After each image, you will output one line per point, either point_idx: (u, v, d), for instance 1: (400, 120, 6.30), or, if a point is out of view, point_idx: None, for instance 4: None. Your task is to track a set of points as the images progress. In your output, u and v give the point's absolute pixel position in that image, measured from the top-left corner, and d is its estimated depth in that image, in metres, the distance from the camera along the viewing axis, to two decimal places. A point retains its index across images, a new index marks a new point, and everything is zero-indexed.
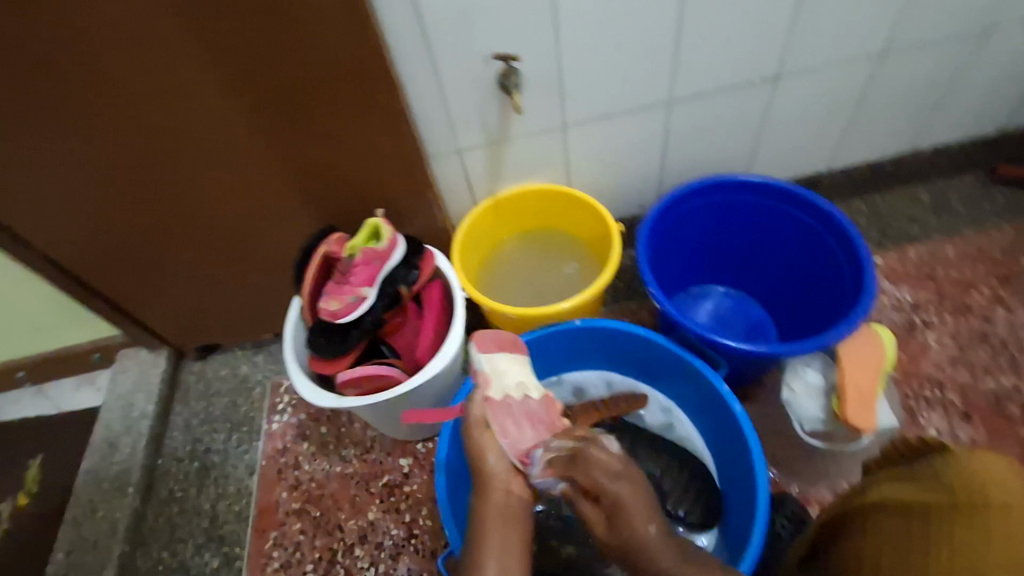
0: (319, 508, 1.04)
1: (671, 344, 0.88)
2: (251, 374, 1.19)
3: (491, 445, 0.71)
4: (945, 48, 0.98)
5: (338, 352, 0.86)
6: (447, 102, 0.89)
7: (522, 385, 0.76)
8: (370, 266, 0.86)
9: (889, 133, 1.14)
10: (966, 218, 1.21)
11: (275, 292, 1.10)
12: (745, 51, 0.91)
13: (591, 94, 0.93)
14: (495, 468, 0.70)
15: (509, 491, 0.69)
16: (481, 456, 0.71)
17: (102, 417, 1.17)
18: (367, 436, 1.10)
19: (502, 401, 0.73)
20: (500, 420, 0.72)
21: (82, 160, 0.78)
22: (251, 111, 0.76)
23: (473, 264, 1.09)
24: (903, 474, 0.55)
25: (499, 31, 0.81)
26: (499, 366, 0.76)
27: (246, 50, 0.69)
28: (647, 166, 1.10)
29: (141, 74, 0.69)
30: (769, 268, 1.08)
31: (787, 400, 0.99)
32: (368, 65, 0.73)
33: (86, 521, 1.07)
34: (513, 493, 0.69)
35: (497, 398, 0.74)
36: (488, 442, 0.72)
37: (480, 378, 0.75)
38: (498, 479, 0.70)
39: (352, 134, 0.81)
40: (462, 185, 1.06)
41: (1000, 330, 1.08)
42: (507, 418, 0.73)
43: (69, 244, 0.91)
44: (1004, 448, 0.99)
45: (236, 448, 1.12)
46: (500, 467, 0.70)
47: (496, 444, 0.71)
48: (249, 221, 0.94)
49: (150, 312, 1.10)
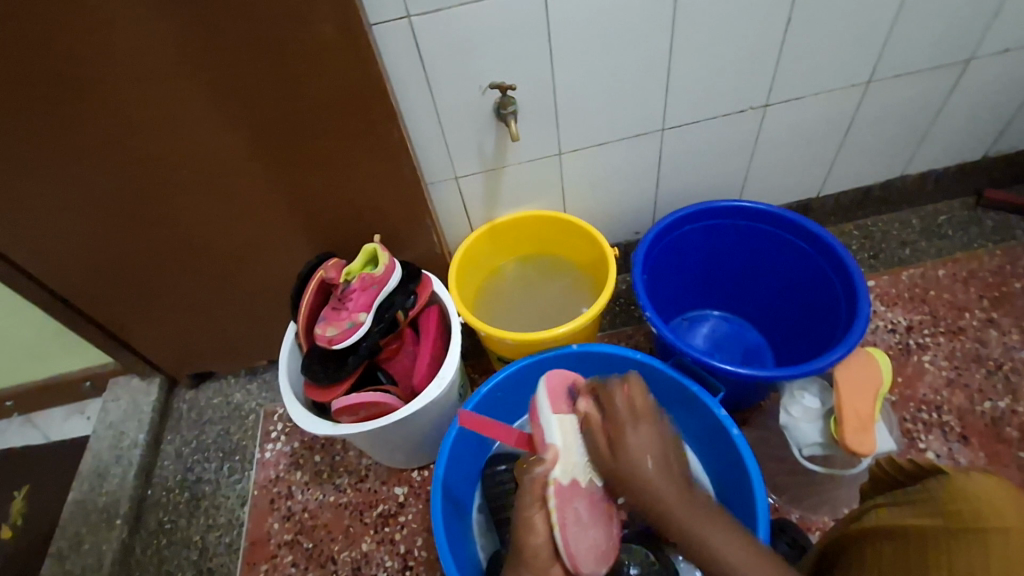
0: (312, 539, 1.02)
1: (666, 366, 0.89)
2: (244, 402, 1.18)
3: (542, 525, 0.72)
4: (929, 78, 1.01)
5: (335, 378, 0.85)
6: (445, 130, 0.91)
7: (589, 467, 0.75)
8: (367, 292, 0.85)
9: (879, 160, 1.17)
10: (955, 241, 1.23)
11: (271, 318, 1.09)
12: (735, 82, 0.94)
13: (585, 122, 0.95)
14: (540, 548, 0.72)
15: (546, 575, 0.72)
16: (529, 532, 0.72)
17: (91, 446, 1.14)
18: (362, 465, 1.08)
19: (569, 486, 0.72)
20: (562, 505, 0.72)
21: (80, 184, 0.79)
22: (250, 139, 0.77)
23: (471, 287, 1.10)
24: (903, 499, 0.55)
25: (496, 63, 0.83)
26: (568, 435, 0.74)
27: (244, 77, 0.70)
28: (642, 192, 1.11)
29: (142, 100, 0.70)
30: (763, 291, 1.08)
31: (785, 424, 0.95)
32: (364, 90, 0.74)
33: (72, 554, 1.04)
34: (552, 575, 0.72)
35: (564, 484, 0.72)
36: (540, 523, 0.72)
37: (550, 453, 0.72)
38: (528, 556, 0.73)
39: (350, 160, 0.82)
40: (459, 211, 1.06)
41: (994, 352, 1.09)
42: (569, 507, 0.72)
43: (62, 269, 0.91)
44: (1003, 471, 0.98)
45: (228, 477, 1.10)
46: (542, 551, 0.72)
47: (547, 526, 0.72)
48: (247, 246, 0.94)
49: (143, 339, 1.09)
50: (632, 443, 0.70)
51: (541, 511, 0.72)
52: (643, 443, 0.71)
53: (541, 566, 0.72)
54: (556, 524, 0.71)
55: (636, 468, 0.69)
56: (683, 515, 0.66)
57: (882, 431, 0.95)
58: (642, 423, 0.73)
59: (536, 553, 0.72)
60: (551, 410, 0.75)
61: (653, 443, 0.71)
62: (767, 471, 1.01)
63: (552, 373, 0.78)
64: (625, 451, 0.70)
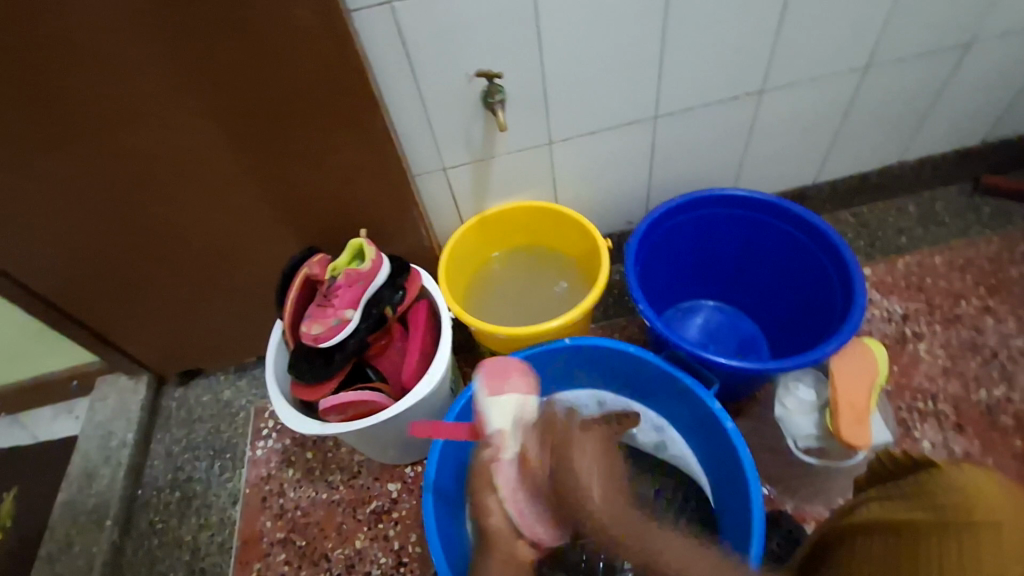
0: (305, 537, 1.01)
1: (659, 360, 0.87)
2: (235, 400, 1.17)
3: (492, 507, 0.73)
4: (926, 61, 0.98)
5: (322, 377, 0.84)
6: (432, 121, 0.88)
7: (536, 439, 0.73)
8: (354, 288, 0.83)
9: (877, 145, 1.15)
10: (952, 228, 1.21)
11: (259, 314, 1.08)
12: (728, 69, 0.92)
13: (577, 110, 0.93)
14: (496, 527, 0.72)
15: (508, 557, 0.71)
16: (484, 514, 0.73)
17: (80, 447, 1.13)
18: (354, 461, 1.07)
19: (509, 462, 0.72)
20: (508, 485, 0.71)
21: (55, 182, 0.76)
22: (230, 133, 0.75)
23: (461, 282, 1.08)
24: (888, 492, 0.55)
25: (484, 49, 0.80)
26: (506, 414, 0.75)
27: (222, 70, 0.67)
28: (634, 180, 1.09)
29: (113, 95, 0.67)
30: (759, 282, 1.07)
31: (779, 416, 0.95)
32: (349, 85, 0.72)
33: (62, 556, 1.03)
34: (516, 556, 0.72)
35: (507, 459, 0.72)
36: (494, 505, 0.73)
37: (493, 436, 0.74)
38: (499, 547, 0.72)
39: (335, 154, 0.80)
40: (448, 202, 1.04)
41: (990, 340, 1.08)
42: (515, 485, 0.71)
43: (41, 270, 0.89)
44: (999, 460, 0.98)
45: (219, 476, 1.09)
46: (503, 529, 0.72)
47: (497, 506, 0.72)
48: (232, 243, 0.92)
49: (129, 337, 1.07)
50: (574, 459, 0.67)
51: (494, 494, 0.73)
52: (589, 466, 0.67)
53: (507, 543, 0.72)
54: (505, 500, 0.71)
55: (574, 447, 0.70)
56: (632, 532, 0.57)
57: (878, 423, 0.94)
58: (587, 449, 0.70)
59: (500, 534, 0.72)
60: (488, 393, 0.77)
61: (597, 458, 0.69)
62: (761, 463, 1.00)
63: (488, 361, 0.81)
64: (568, 466, 0.67)
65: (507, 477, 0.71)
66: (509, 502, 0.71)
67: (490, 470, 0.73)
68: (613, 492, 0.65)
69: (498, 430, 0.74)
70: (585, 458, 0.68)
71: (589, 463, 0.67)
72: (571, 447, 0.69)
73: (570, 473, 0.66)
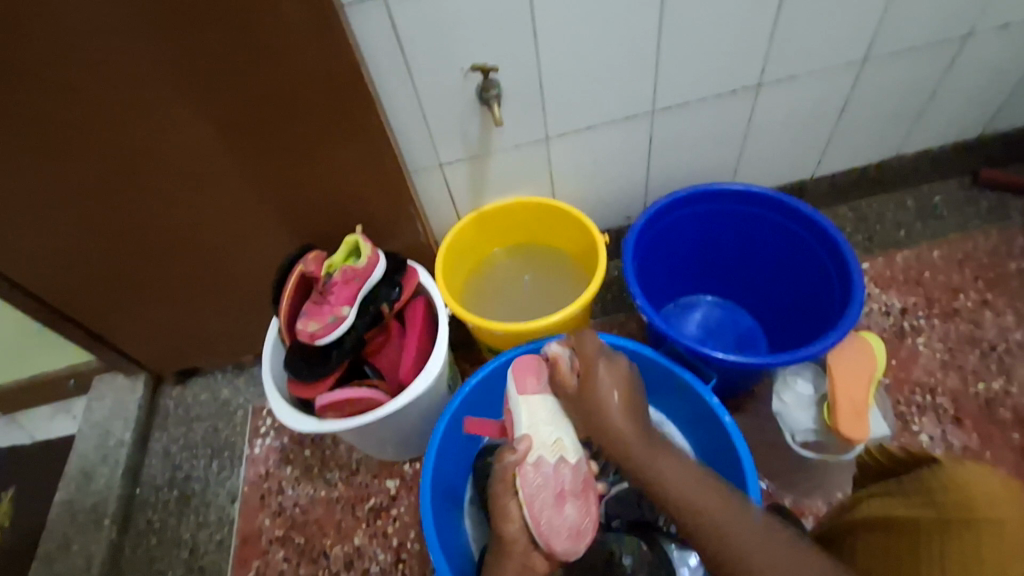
0: (303, 535, 1.01)
1: (657, 355, 0.87)
2: (233, 398, 1.16)
3: (513, 513, 0.73)
4: (924, 54, 0.98)
5: (319, 374, 0.84)
6: (428, 117, 0.88)
7: (558, 445, 0.75)
8: (350, 285, 0.83)
9: (875, 139, 1.14)
10: (951, 222, 1.21)
11: (256, 312, 1.07)
12: (725, 64, 0.91)
13: (574, 105, 0.92)
14: (513, 535, 0.73)
15: (525, 566, 0.73)
16: (504, 521, 0.74)
17: (78, 446, 1.13)
18: (353, 458, 1.07)
19: (534, 464, 0.73)
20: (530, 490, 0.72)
21: (48, 182, 0.76)
22: (225, 131, 0.74)
23: (458, 278, 1.08)
24: (894, 488, 0.54)
25: (480, 44, 0.80)
26: (532, 415, 0.76)
27: (214, 67, 0.67)
28: (632, 176, 1.09)
29: (104, 93, 0.67)
30: (757, 276, 1.07)
31: (778, 411, 0.95)
32: (344, 83, 0.72)
33: (60, 555, 1.03)
34: (530, 566, 0.73)
35: (530, 462, 0.73)
36: (515, 512, 0.73)
37: (518, 439, 0.75)
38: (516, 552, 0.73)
39: (330, 151, 0.80)
40: (445, 199, 1.04)
41: (989, 333, 1.08)
42: (536, 488, 0.72)
43: (36, 270, 0.88)
44: (998, 453, 0.98)
45: (217, 475, 1.08)
46: (520, 539, 0.73)
47: (518, 513, 0.73)
48: (228, 241, 0.91)
49: (125, 336, 1.07)
50: (601, 379, 0.75)
51: (515, 499, 0.73)
52: (613, 385, 0.75)
53: (522, 555, 0.73)
54: (524, 503, 0.72)
55: (601, 402, 0.73)
56: (643, 454, 0.70)
57: (876, 417, 0.94)
58: (614, 372, 0.76)
59: (516, 543, 0.73)
60: (517, 392, 0.78)
61: (620, 385, 0.75)
62: (760, 458, 1.00)
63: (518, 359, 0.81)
64: (594, 385, 0.74)
65: (529, 485, 0.72)
66: (530, 510, 0.72)
67: (513, 473, 0.73)
68: (634, 412, 0.74)
69: (524, 432, 0.75)
70: (609, 377, 0.75)
71: (612, 377, 0.75)
72: (597, 359, 0.76)
73: (596, 394, 0.74)
